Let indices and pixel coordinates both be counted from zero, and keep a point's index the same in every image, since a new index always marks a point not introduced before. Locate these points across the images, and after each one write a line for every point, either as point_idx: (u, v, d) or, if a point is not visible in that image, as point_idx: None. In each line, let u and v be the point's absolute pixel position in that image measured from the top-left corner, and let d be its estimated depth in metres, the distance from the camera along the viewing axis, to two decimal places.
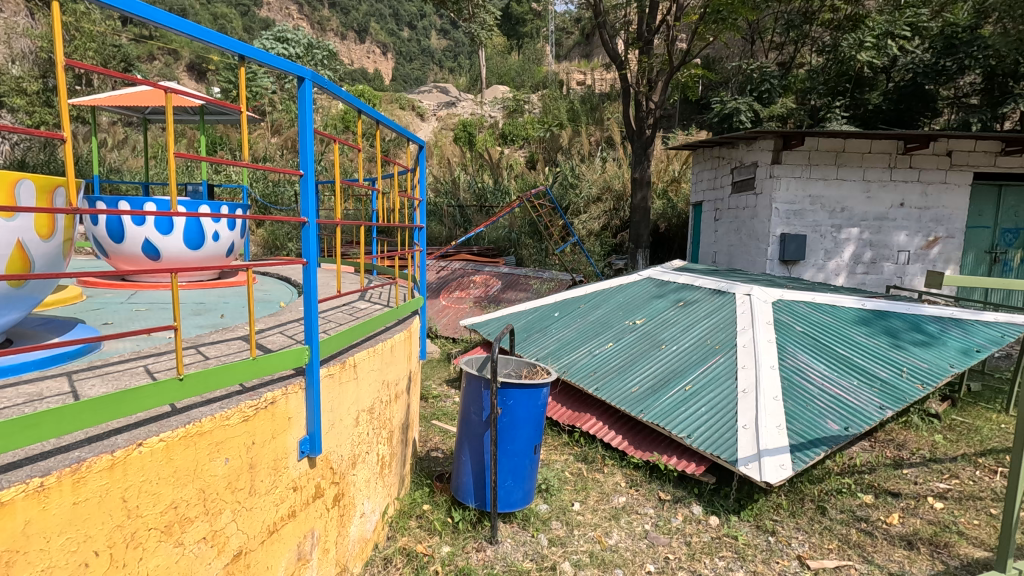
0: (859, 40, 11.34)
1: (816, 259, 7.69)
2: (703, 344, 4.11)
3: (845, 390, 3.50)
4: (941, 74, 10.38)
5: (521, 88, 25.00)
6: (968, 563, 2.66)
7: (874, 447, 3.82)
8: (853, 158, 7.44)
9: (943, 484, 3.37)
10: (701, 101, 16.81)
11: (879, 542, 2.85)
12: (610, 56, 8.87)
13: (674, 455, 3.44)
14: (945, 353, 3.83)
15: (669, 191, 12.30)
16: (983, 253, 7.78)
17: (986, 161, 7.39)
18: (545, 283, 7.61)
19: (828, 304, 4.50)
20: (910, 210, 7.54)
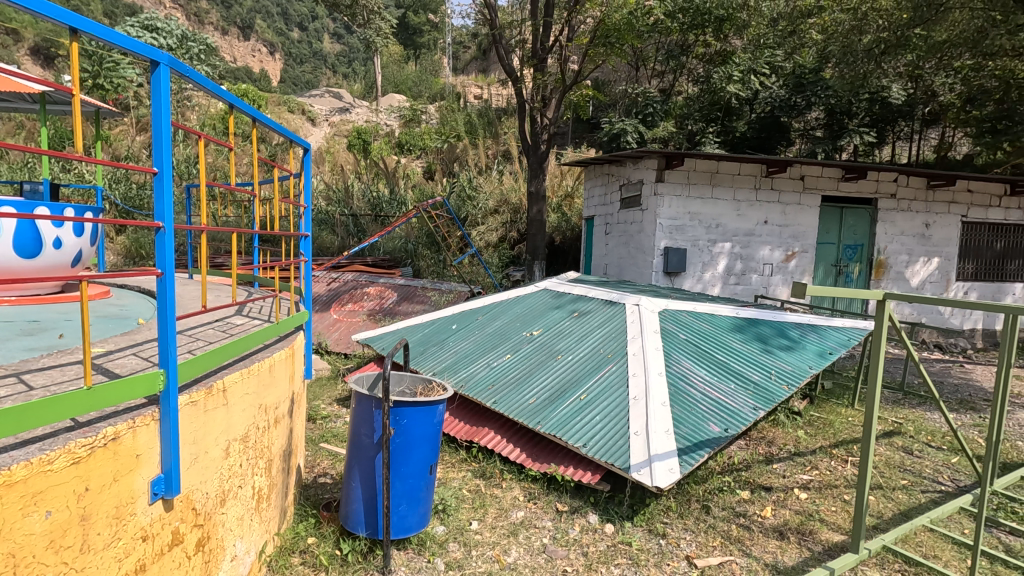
0: (728, 74, 12.47)
1: (695, 270, 8.29)
2: (596, 353, 4.22)
3: (724, 393, 3.74)
4: (793, 109, 11.96)
5: (418, 98, 24.82)
6: (829, 547, 2.92)
7: (749, 445, 4.14)
8: (726, 178, 8.16)
9: (806, 476, 3.70)
10: (592, 121, 17.66)
11: (755, 535, 3.05)
12: (506, 72, 8.99)
13: (571, 466, 3.48)
14: (805, 356, 4.25)
15: (563, 205, 12.72)
16: (830, 266, 8.79)
17: (831, 185, 8.48)
18: (443, 295, 7.47)
19: (707, 313, 4.83)
20: (773, 227, 8.40)
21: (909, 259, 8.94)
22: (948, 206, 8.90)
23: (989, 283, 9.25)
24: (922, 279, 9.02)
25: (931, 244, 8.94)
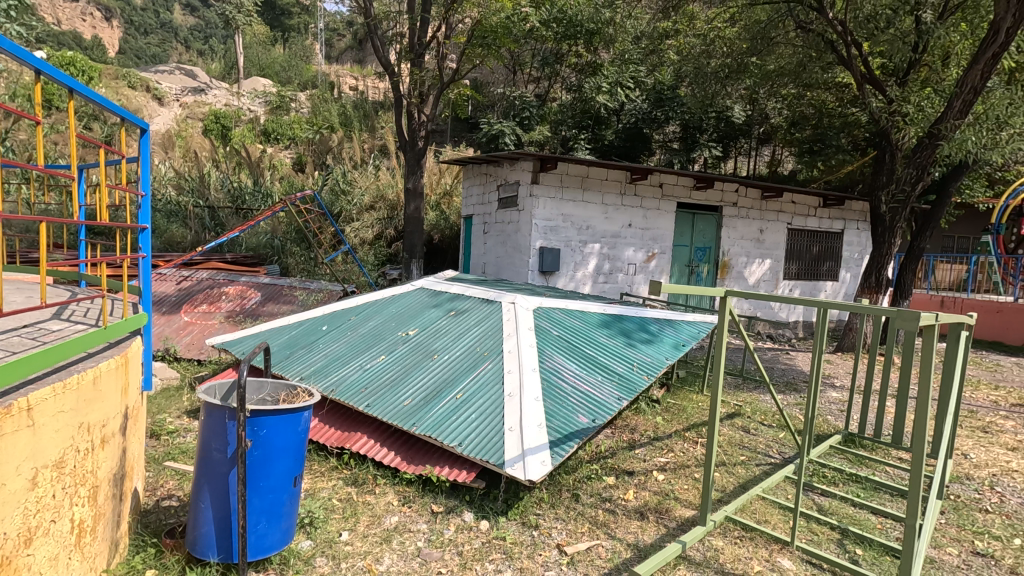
0: (597, 85, 13.24)
1: (568, 269, 8.68)
2: (473, 351, 4.24)
3: (592, 385, 3.95)
4: (654, 121, 13.04)
5: (287, 85, 23.26)
6: (681, 522, 3.20)
7: (614, 433, 4.41)
8: (595, 183, 8.65)
9: (663, 458, 4.03)
10: (471, 121, 17.78)
11: (619, 518, 3.25)
12: (382, 64, 8.70)
13: (446, 466, 3.45)
14: (662, 348, 4.64)
15: (442, 203, 12.65)
16: (684, 266, 9.69)
17: (684, 193, 9.37)
18: (312, 295, 7.02)
19: (578, 310, 5.07)
20: (636, 229, 9.07)
21: (747, 261, 10.15)
22: (777, 215, 10.26)
23: (807, 282, 10.80)
24: (757, 278, 10.28)
25: (764, 248, 10.23)
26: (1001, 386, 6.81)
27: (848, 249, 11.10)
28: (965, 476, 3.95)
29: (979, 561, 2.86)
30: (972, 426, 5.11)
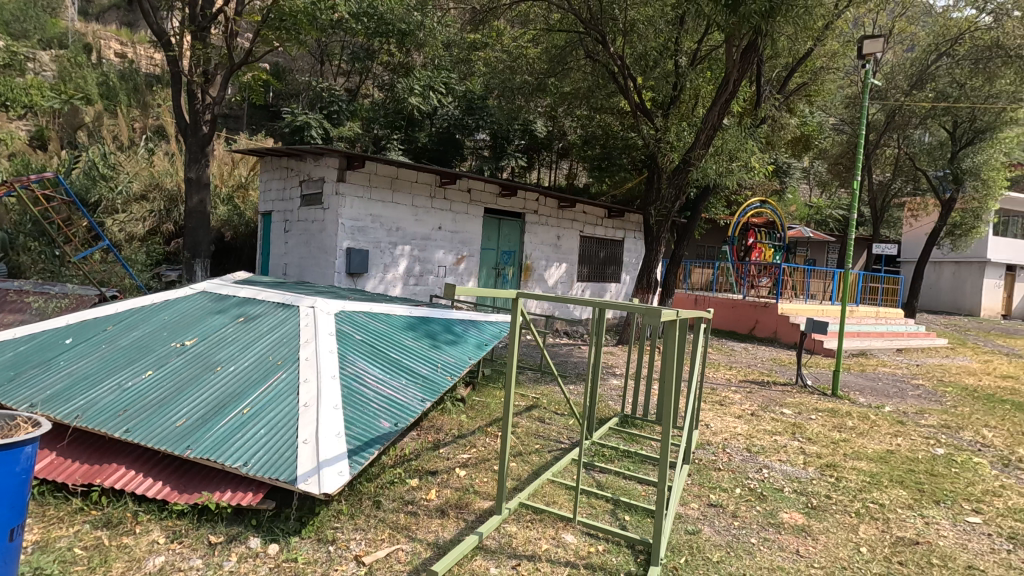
0: (409, 86, 13.19)
1: (377, 271, 8.46)
2: (264, 361, 3.87)
3: (396, 389, 3.90)
4: (466, 128, 13.34)
5: (21, 39, 18.67)
6: (480, 514, 3.33)
7: (420, 435, 4.44)
8: (404, 185, 8.59)
9: (465, 455, 4.16)
10: (272, 108, 16.32)
11: (420, 519, 3.26)
12: (154, 32, 7.47)
13: (228, 490, 3.08)
14: (465, 348, 4.79)
15: (235, 197, 11.39)
16: (491, 269, 10.16)
17: (490, 199, 9.83)
18: (54, 300, 5.74)
19: (383, 313, 4.97)
20: (446, 232, 9.24)
21: (547, 264, 11.04)
22: (571, 223, 11.35)
23: (596, 283, 12.15)
24: (555, 280, 11.25)
25: (561, 253, 11.24)
26: (734, 367, 8.49)
27: (628, 255, 12.77)
28: (705, 442, 4.83)
29: (711, 511, 3.52)
30: (711, 400, 6.28)
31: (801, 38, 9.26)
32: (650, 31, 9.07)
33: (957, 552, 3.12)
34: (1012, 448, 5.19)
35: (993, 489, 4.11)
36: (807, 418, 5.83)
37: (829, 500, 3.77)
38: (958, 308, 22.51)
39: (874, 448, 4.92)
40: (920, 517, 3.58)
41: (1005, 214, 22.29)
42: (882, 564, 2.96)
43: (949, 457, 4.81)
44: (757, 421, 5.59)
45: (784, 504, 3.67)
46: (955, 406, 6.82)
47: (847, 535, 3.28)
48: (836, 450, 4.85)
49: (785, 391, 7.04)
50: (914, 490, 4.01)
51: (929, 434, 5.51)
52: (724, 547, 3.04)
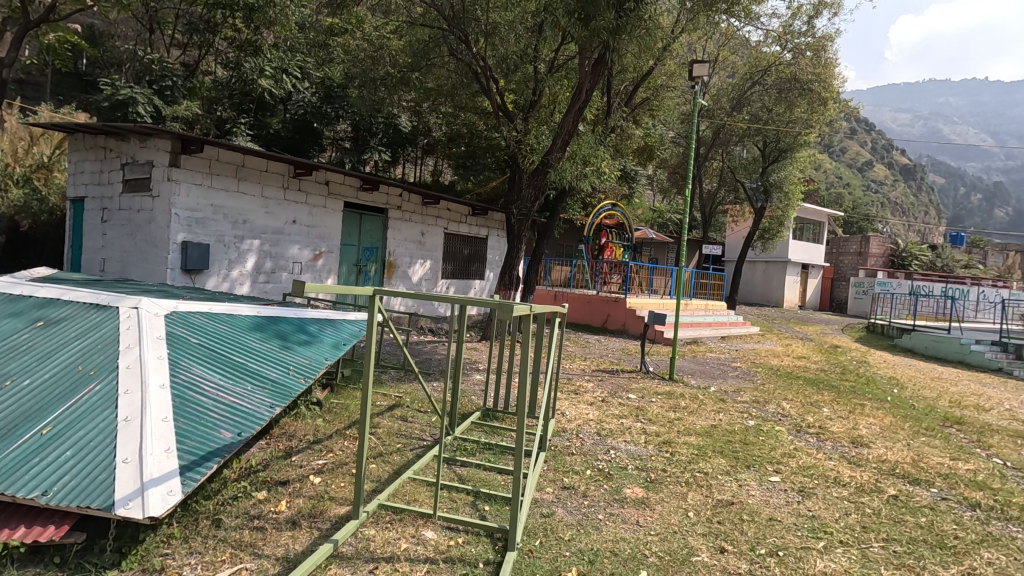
0: (259, 67, 12.15)
1: (220, 268, 7.68)
2: (71, 371, 3.31)
3: (239, 396, 3.58)
4: (324, 118, 12.48)
5: None
6: (335, 521, 3.18)
7: (269, 444, 4.13)
8: (252, 173, 7.90)
9: (321, 460, 3.95)
10: (86, 78, 14.04)
11: (268, 533, 3.03)
12: None
13: (21, 527, 2.58)
14: (321, 348, 4.55)
15: (35, 178, 9.62)
16: (352, 265, 9.75)
17: (350, 192, 9.42)
18: None
19: (225, 314, 4.53)
20: (301, 226, 8.67)
21: (411, 261, 10.87)
22: (436, 220, 11.31)
23: (461, 281, 12.25)
24: (419, 277, 11.12)
25: (425, 250, 11.14)
26: (588, 358, 9.11)
27: (491, 253, 13.03)
28: (561, 430, 5.13)
29: (565, 493, 3.74)
30: (567, 390, 6.68)
31: (644, 56, 10.21)
32: (511, 35, 9.38)
33: (761, 507, 3.68)
34: (803, 415, 6.25)
35: (789, 451, 4.91)
36: (649, 401, 6.45)
37: (665, 473, 4.21)
38: (767, 301, 26.45)
39: (701, 424, 5.60)
40: (735, 481, 4.15)
41: (801, 222, 26.63)
42: (705, 524, 3.38)
43: (757, 427, 5.64)
44: (607, 407, 6.06)
45: (628, 480, 4.03)
46: (763, 384, 8.01)
47: (678, 503, 3.69)
48: (671, 428, 5.44)
49: (630, 377, 7.75)
50: (731, 457, 4.64)
51: (744, 409, 6.41)
52: (575, 525, 3.25)
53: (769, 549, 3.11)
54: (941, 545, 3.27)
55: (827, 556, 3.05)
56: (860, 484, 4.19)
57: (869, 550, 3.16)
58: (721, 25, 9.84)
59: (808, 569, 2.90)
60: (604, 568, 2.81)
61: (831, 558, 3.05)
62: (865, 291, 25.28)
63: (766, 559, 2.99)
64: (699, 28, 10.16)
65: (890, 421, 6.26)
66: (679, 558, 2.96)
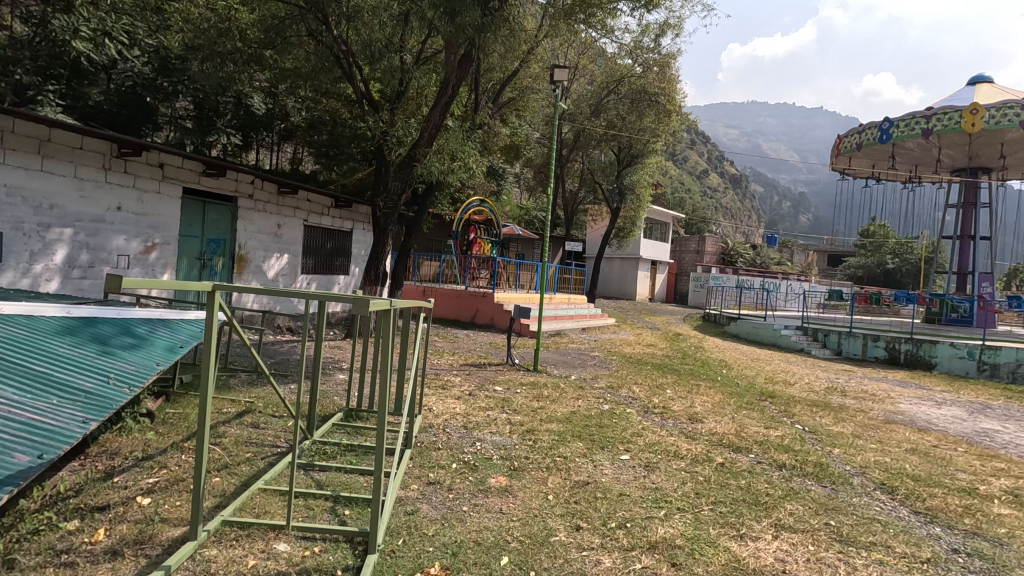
0: (71, 26, 9.78)
1: (17, 261, 6.51)
2: None
3: (40, 412, 3.01)
4: (159, 92, 10.98)
5: None
6: (167, 545, 2.81)
7: (84, 465, 3.57)
8: (61, 150, 6.73)
9: (152, 479, 3.50)
10: None
11: (80, 568, 2.60)
12: None
13: None
14: (152, 353, 4.01)
15: None
16: (193, 259, 8.75)
17: (191, 177, 8.43)
18: None
19: (21, 314, 3.79)
20: (128, 214, 7.59)
21: (265, 255, 10.03)
22: (294, 211, 10.55)
23: (323, 276, 11.58)
24: (275, 272, 10.30)
25: (282, 243, 10.35)
26: (456, 352, 9.14)
27: (356, 247, 12.49)
28: (427, 425, 5.08)
29: (430, 488, 3.72)
30: (435, 385, 6.65)
31: (509, 56, 10.47)
32: (375, 20, 9.04)
33: (612, 484, 3.98)
34: (650, 397, 6.88)
35: (638, 431, 5.37)
36: (515, 392, 6.66)
37: (527, 460, 4.37)
38: (622, 294, 28.68)
39: (562, 411, 5.92)
40: (591, 461, 4.44)
41: (650, 222, 29.23)
42: (563, 505, 3.56)
43: (611, 410, 6.10)
44: (473, 400, 6.14)
45: (492, 470, 4.11)
46: (617, 371, 8.68)
47: (539, 488, 3.85)
48: (534, 416, 5.66)
49: (497, 370, 7.93)
50: (587, 440, 4.96)
51: (600, 395, 6.90)
52: (439, 520, 3.24)
53: (618, 522, 3.37)
54: (755, 502, 3.79)
55: (667, 523, 3.38)
56: (694, 455, 4.72)
57: (700, 513, 3.57)
58: (580, 33, 10.43)
59: (651, 536, 3.19)
60: (467, 559, 2.83)
61: (669, 524, 3.39)
62: (702, 285, 28.52)
63: (615, 532, 3.23)
64: (560, 35, 10.66)
65: (719, 398, 7.15)
66: (538, 540, 3.09)
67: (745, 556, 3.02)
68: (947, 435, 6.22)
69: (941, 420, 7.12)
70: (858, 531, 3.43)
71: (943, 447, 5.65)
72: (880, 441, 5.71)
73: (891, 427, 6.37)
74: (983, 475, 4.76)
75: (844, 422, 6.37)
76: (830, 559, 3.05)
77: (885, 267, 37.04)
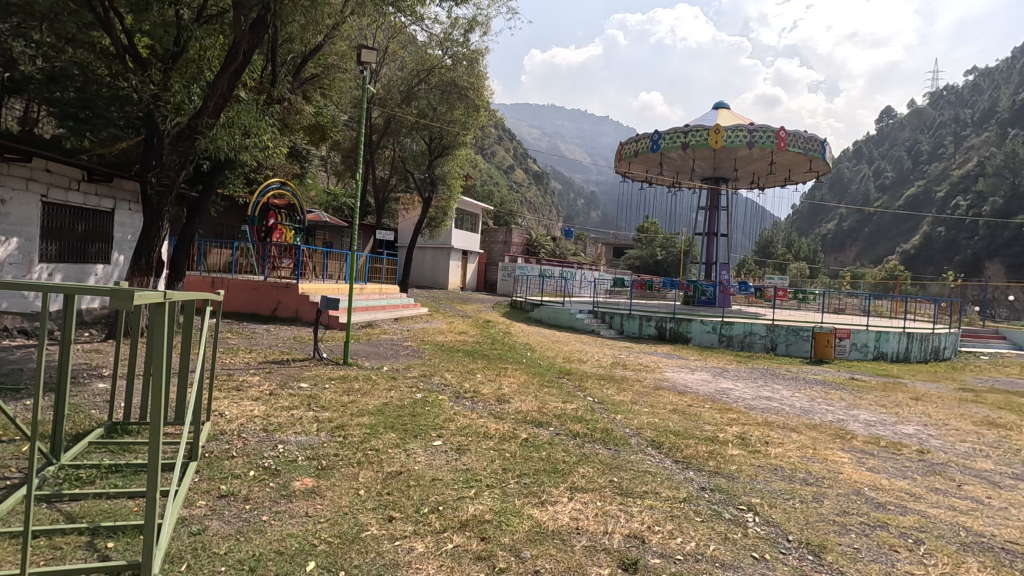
0: None
1: None
2: None
3: None
4: None
5: None
6: None
7: None
8: None
9: None
10: None
11: None
12: None
13: None
14: None
15: None
16: None
17: None
18: None
19: None
20: None
21: None
22: (25, 184, 8.40)
23: (73, 265, 9.48)
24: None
25: (8, 223, 8.19)
26: (253, 349, 8.28)
27: (121, 231, 10.49)
28: (219, 433, 4.51)
29: (221, 502, 3.32)
30: (228, 387, 5.93)
31: (310, 27, 9.77)
32: None
33: (425, 470, 4.02)
34: (461, 383, 7.11)
35: (449, 416, 5.50)
36: (322, 388, 6.29)
37: (337, 457, 4.17)
38: (435, 284, 28.98)
39: (374, 403, 5.78)
40: (403, 451, 4.42)
41: (462, 213, 29.96)
42: (374, 498, 3.49)
43: (424, 398, 6.15)
44: (275, 400, 5.63)
45: (297, 473, 3.83)
46: (430, 359, 8.77)
47: (349, 484, 3.71)
48: (344, 411, 5.43)
49: (302, 366, 7.39)
50: (400, 430, 4.92)
51: (412, 384, 6.90)
52: (233, 536, 2.92)
53: (431, 507, 3.42)
54: (554, 470, 4.18)
55: (477, 501, 3.53)
56: (502, 434, 5.01)
57: (507, 487, 3.81)
58: (388, 16, 10.22)
59: (462, 515, 3.30)
60: (267, 573, 2.60)
61: (478, 501, 3.54)
62: (509, 274, 30.26)
63: (428, 517, 3.27)
64: (367, 15, 10.32)
65: (524, 379, 7.72)
66: (348, 538, 2.98)
67: (546, 520, 3.31)
68: (698, 395, 7.61)
69: (694, 383, 8.68)
70: (634, 483, 4.00)
71: (695, 405, 6.89)
72: (650, 404, 6.74)
73: (659, 392, 7.56)
74: (722, 425, 5.94)
75: (624, 392, 7.36)
76: (614, 510, 3.51)
77: (656, 258, 43.75)
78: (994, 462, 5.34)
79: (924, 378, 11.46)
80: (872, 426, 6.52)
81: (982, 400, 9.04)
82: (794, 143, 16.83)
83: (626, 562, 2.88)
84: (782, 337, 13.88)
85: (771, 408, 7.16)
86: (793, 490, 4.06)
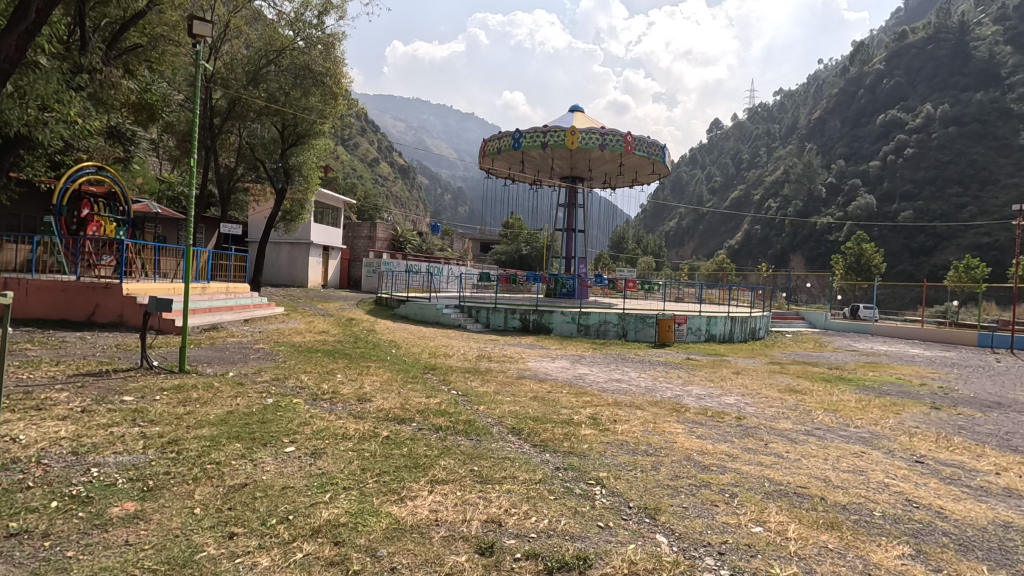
0: None
1: None
2: None
3: None
4: None
5: None
6: None
7: None
8: None
9: None
10: None
11: None
12: None
13: None
14: None
15: None
16: None
17: None
18: None
19: None
20: None
21: None
22: None
23: None
24: None
25: None
26: (61, 360, 7.06)
27: None
28: (9, 462, 3.77)
29: (11, 542, 2.79)
30: (24, 407, 4.97)
31: None
32: None
33: (275, 480, 3.74)
34: (319, 384, 6.75)
35: (305, 420, 5.19)
36: (151, 400, 5.55)
37: (167, 476, 3.72)
38: (292, 282, 27.07)
39: (215, 413, 5.25)
40: (250, 461, 4.07)
41: (321, 207, 28.31)
42: (213, 516, 3.17)
43: (276, 403, 5.73)
44: (89, 417, 4.86)
45: (115, 498, 3.35)
46: (285, 362, 8.18)
47: (182, 504, 3.33)
48: (178, 424, 4.85)
49: (126, 377, 6.47)
50: (247, 440, 4.52)
51: (264, 389, 6.38)
52: None
53: (280, 517, 3.19)
54: (416, 465, 4.13)
55: (332, 505, 3.37)
56: (362, 434, 4.85)
57: (365, 487, 3.70)
58: None
59: (315, 522, 3.13)
60: None
61: (333, 504, 3.39)
62: (374, 271, 29.26)
63: (276, 528, 3.05)
64: None
65: (387, 376, 7.54)
66: (179, 563, 2.67)
67: (404, 516, 3.27)
68: (556, 382, 8.04)
69: (553, 371, 9.15)
70: (494, 470, 4.11)
71: (553, 391, 7.27)
72: (513, 394, 6.96)
73: (520, 381, 7.86)
74: (577, 408, 6.34)
75: (488, 383, 7.53)
76: (472, 499, 3.57)
77: (521, 253, 45.27)
78: (791, 422, 6.36)
79: (743, 355, 13.29)
80: (702, 399, 7.40)
81: (785, 371, 10.70)
82: (639, 146, 18.49)
83: (483, 546, 2.95)
84: (631, 324, 15.19)
85: (620, 390, 7.78)
86: (635, 462, 4.46)
